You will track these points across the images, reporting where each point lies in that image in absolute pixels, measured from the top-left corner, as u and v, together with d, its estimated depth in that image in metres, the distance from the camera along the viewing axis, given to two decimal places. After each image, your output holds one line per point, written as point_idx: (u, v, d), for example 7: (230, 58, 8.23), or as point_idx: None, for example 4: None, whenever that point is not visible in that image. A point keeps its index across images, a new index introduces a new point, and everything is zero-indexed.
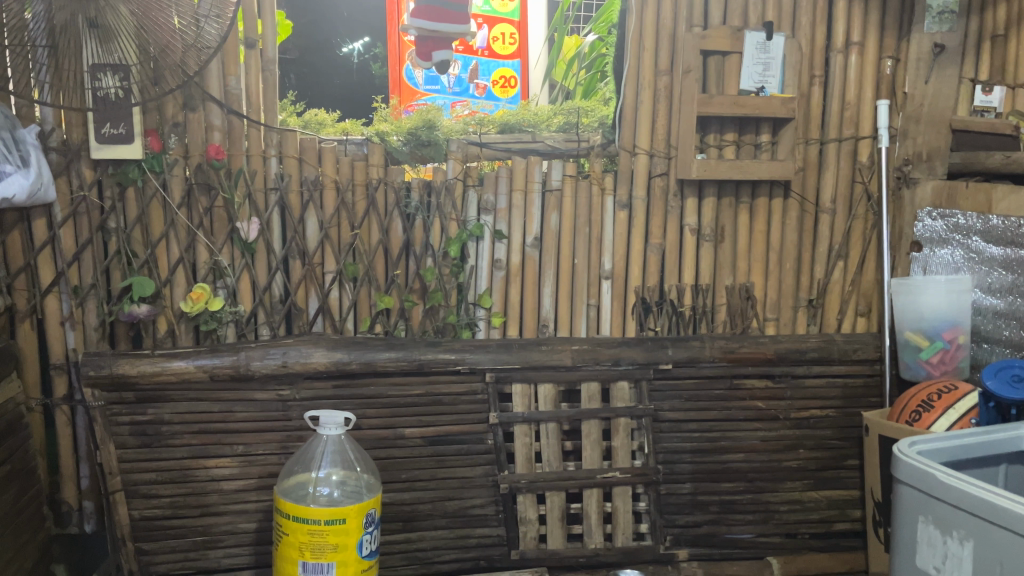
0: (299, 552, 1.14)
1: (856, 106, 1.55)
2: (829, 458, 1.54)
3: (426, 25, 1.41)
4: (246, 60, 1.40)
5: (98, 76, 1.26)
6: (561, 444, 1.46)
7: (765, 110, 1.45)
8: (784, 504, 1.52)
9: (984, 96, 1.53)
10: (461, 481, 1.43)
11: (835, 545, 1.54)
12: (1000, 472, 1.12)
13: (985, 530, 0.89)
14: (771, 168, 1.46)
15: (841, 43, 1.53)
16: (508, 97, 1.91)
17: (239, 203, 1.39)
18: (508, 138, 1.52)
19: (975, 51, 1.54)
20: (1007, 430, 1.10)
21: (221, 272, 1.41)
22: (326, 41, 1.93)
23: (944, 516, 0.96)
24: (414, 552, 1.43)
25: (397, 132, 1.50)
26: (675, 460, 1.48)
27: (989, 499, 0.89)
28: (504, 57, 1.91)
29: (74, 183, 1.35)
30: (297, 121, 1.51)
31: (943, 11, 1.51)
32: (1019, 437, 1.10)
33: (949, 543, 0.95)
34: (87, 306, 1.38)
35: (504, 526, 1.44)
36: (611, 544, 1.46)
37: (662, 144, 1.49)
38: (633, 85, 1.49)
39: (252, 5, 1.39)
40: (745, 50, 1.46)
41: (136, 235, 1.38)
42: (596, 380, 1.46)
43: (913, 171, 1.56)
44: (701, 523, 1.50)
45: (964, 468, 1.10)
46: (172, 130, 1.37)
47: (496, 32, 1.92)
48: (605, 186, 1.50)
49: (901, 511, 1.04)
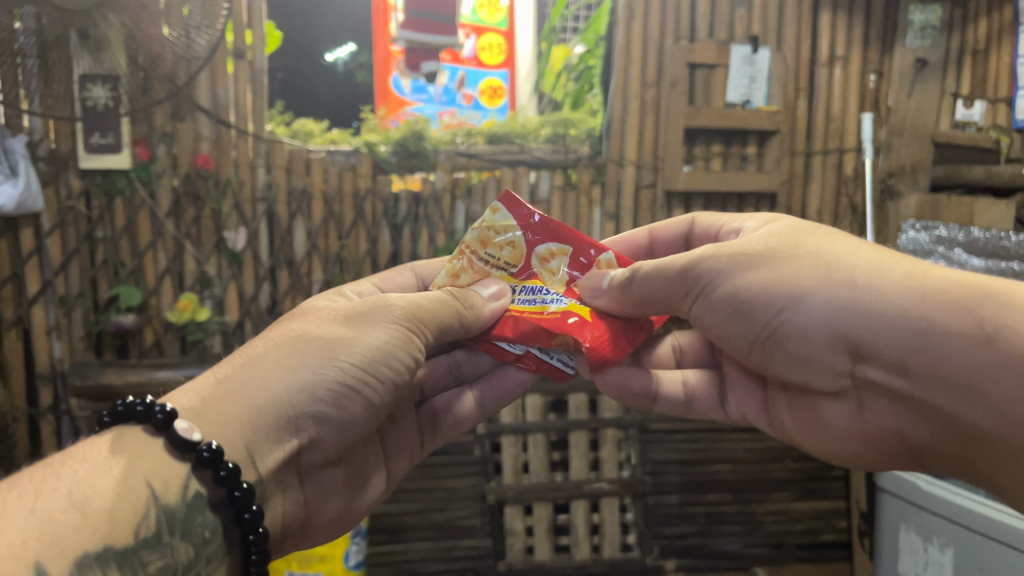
0: (285, 563, 1.21)
1: (841, 119, 1.56)
2: (815, 469, 1.55)
3: (415, 36, 1.43)
4: (235, 69, 1.40)
5: (87, 86, 1.31)
6: (548, 455, 1.45)
7: (751, 122, 1.48)
8: (771, 514, 1.53)
9: (966, 110, 1.58)
10: (448, 492, 1.42)
11: (821, 556, 1.55)
12: (901, 527, 1.21)
13: (960, 533, 1.08)
14: (758, 180, 1.50)
15: (825, 56, 1.54)
16: (497, 107, 1.65)
17: (227, 212, 1.39)
18: (497, 150, 1.45)
19: (957, 66, 1.58)
20: (928, 488, 1.14)
21: (208, 281, 1.41)
22: (306, 42, 1.60)
23: (927, 525, 1.15)
24: (400, 563, 1.40)
25: (386, 142, 1.44)
26: (663, 471, 1.48)
27: (991, 516, 1.02)
28: (492, 67, 1.63)
29: (62, 193, 1.35)
30: (286, 130, 1.45)
31: (927, 27, 1.53)
32: (933, 496, 1.14)
33: (930, 550, 1.14)
34: (73, 316, 1.37)
35: (491, 537, 1.43)
36: (597, 556, 1.45)
37: (650, 156, 1.49)
38: (620, 97, 1.48)
39: (241, 15, 1.39)
40: (731, 62, 1.49)
41: (124, 245, 1.38)
42: (584, 391, 1.46)
43: (897, 184, 1.58)
44: (688, 534, 1.49)
45: (917, 515, 1.17)
46: (161, 140, 1.37)
47: (483, 42, 1.61)
48: (593, 198, 1.49)
49: (886, 520, 1.25)
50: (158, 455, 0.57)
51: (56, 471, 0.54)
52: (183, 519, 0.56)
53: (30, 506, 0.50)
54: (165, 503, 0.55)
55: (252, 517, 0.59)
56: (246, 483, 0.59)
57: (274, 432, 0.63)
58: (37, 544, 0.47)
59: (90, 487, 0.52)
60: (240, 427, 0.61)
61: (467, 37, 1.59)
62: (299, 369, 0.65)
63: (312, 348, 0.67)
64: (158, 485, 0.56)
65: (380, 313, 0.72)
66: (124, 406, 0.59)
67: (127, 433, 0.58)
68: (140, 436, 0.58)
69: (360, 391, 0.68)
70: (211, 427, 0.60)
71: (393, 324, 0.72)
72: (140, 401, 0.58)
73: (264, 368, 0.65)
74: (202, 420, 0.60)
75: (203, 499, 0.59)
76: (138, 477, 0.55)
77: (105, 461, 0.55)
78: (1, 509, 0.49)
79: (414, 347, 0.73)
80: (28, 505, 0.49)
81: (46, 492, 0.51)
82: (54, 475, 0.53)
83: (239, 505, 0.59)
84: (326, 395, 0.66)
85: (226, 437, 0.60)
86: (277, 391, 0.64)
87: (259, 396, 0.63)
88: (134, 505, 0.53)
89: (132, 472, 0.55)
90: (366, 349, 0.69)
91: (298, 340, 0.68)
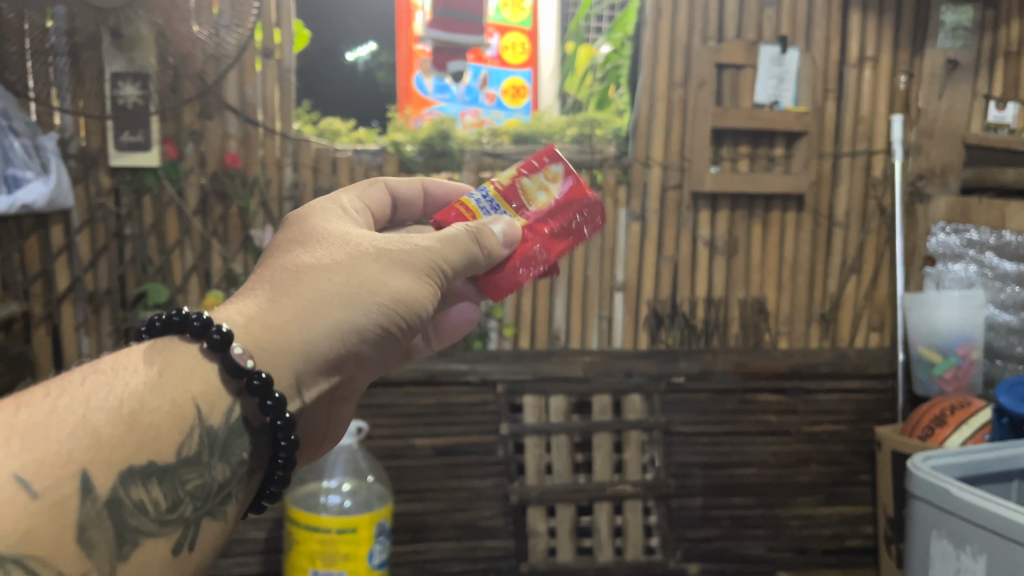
0: (310, 560, 1.21)
1: (870, 121, 1.55)
2: (841, 473, 1.54)
3: (442, 36, 1.42)
4: (263, 68, 1.40)
5: (118, 85, 1.30)
6: (572, 456, 1.45)
7: (779, 123, 1.47)
8: (795, 519, 1.52)
9: (998, 113, 1.53)
10: (471, 492, 1.41)
11: (847, 561, 1.53)
12: (933, 534, 1.18)
13: (993, 541, 1.06)
14: (785, 182, 1.48)
15: (855, 57, 1.52)
16: (520, 107, 1.62)
17: (254, 211, 1.40)
18: (522, 149, 1.45)
19: (988, 67, 1.56)
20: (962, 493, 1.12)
21: (235, 279, 1.41)
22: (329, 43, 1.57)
23: (959, 532, 1.12)
24: (423, 563, 1.40)
25: (411, 142, 1.44)
26: (687, 473, 1.48)
27: None
28: (516, 66, 1.61)
29: (91, 190, 1.35)
30: (313, 129, 1.45)
31: (957, 27, 1.53)
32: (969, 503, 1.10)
33: (962, 557, 1.12)
34: (102, 313, 1.38)
35: (514, 538, 1.42)
36: (620, 558, 1.44)
37: (676, 157, 1.49)
38: (647, 97, 1.47)
39: (270, 14, 1.39)
40: (759, 63, 1.48)
41: (152, 242, 1.39)
42: (608, 393, 1.46)
43: (927, 186, 1.57)
44: (712, 537, 1.48)
45: (951, 521, 1.14)
46: (189, 138, 1.38)
47: (507, 41, 1.60)
48: (619, 199, 1.49)
49: (917, 526, 1.23)
50: (208, 376, 0.60)
51: (109, 377, 0.56)
52: (223, 440, 0.60)
53: (80, 411, 0.53)
54: (209, 425, 0.59)
55: (287, 446, 0.63)
56: (278, 394, 0.61)
57: (318, 373, 0.67)
58: (84, 453, 0.51)
59: (141, 400, 0.55)
60: (289, 361, 0.64)
61: (491, 36, 1.58)
62: (351, 308, 0.67)
63: (358, 291, 0.68)
64: (205, 407, 0.59)
65: (419, 259, 0.72)
66: (163, 321, 0.63)
67: (166, 343, 0.61)
68: (187, 350, 0.61)
69: (398, 328, 0.72)
70: (263, 356, 0.62)
71: (419, 271, 0.72)
72: (178, 312, 0.61)
73: (314, 305, 0.66)
74: (254, 343, 0.62)
75: (242, 423, 0.62)
76: (188, 395, 0.58)
77: (148, 374, 0.57)
78: (54, 409, 0.52)
79: (436, 294, 0.75)
80: (81, 412, 0.53)
81: (98, 400, 0.54)
82: (106, 384, 0.55)
83: (272, 415, 0.61)
84: (372, 337, 0.70)
85: (277, 365, 0.63)
86: (323, 334, 0.66)
87: (311, 333, 0.65)
88: (181, 424, 0.57)
89: (178, 390, 0.58)
90: (402, 292, 0.71)
91: (335, 279, 0.68)
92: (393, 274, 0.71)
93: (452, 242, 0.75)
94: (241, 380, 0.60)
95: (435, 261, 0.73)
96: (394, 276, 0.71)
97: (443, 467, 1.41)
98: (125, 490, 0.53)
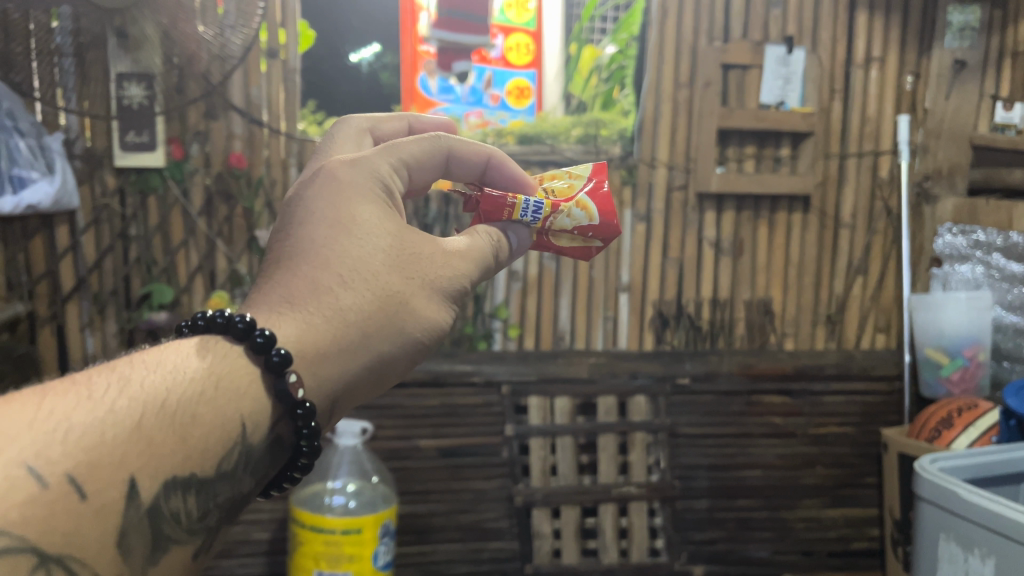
0: (315, 561, 1.20)
1: (876, 121, 1.54)
2: (846, 475, 1.54)
3: (448, 36, 1.42)
4: (268, 68, 1.40)
5: (124, 85, 1.31)
6: (577, 458, 1.45)
7: (785, 124, 1.47)
8: (801, 521, 1.51)
9: (1006, 112, 1.55)
10: (476, 493, 1.41)
11: (852, 564, 1.52)
12: (941, 537, 1.18)
13: (1001, 544, 1.05)
14: (791, 183, 1.48)
15: (861, 57, 1.52)
16: (525, 108, 1.52)
17: (259, 211, 1.41)
18: (527, 149, 1.45)
19: (995, 68, 1.56)
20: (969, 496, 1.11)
21: (240, 280, 1.41)
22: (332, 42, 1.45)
23: (966, 535, 1.12)
24: (427, 565, 1.39)
25: None
26: (692, 475, 1.47)
27: None
28: (521, 66, 1.50)
29: (96, 191, 1.35)
30: (318, 130, 1.43)
31: (965, 27, 1.53)
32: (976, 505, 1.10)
33: (971, 560, 1.11)
34: (107, 313, 1.38)
35: (518, 540, 1.41)
36: (625, 560, 1.43)
37: (682, 157, 1.49)
38: (653, 98, 1.48)
39: (275, 15, 1.39)
40: (766, 63, 1.47)
41: (157, 243, 1.38)
42: (613, 394, 1.46)
43: (933, 187, 1.56)
44: (717, 539, 1.47)
45: (957, 523, 1.13)
46: (194, 139, 1.37)
47: (511, 39, 1.49)
48: (624, 199, 1.49)
49: (925, 528, 1.22)
50: (257, 394, 0.59)
51: (168, 379, 0.53)
52: (257, 458, 0.59)
53: (137, 417, 0.50)
54: (250, 444, 0.58)
55: (302, 467, 0.63)
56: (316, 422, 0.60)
57: (350, 393, 0.66)
58: (138, 462, 0.50)
59: (195, 412, 0.54)
60: (328, 383, 0.63)
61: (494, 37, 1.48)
62: (391, 334, 0.66)
63: (399, 316, 0.67)
64: (250, 426, 0.58)
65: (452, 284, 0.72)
66: (221, 318, 0.59)
67: (217, 345, 0.59)
68: (238, 355, 0.59)
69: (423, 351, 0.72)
70: (309, 377, 0.61)
71: (450, 297, 0.72)
72: (242, 320, 0.58)
73: (359, 328, 0.64)
74: (306, 364, 0.60)
75: (275, 444, 0.61)
76: (236, 412, 0.57)
77: (205, 384, 0.55)
78: (111, 408, 0.50)
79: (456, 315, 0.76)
80: (137, 419, 0.50)
81: (156, 407, 0.51)
82: (165, 387, 0.53)
83: (305, 440, 0.61)
84: (403, 361, 0.69)
85: (317, 387, 0.62)
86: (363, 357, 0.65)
87: (352, 357, 0.64)
88: (226, 440, 0.56)
89: (230, 406, 0.56)
90: (434, 320, 0.71)
91: (379, 302, 0.65)
92: (430, 301, 0.70)
93: (473, 260, 0.76)
94: (284, 404, 0.60)
95: (462, 285, 0.74)
96: (430, 301, 0.70)
97: (448, 468, 1.41)
98: (166, 501, 0.52)
